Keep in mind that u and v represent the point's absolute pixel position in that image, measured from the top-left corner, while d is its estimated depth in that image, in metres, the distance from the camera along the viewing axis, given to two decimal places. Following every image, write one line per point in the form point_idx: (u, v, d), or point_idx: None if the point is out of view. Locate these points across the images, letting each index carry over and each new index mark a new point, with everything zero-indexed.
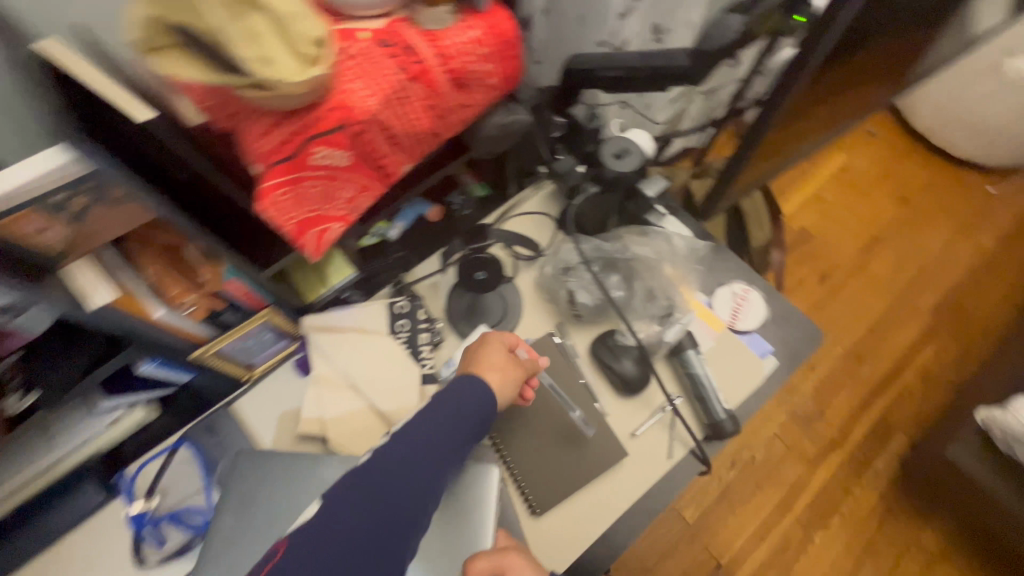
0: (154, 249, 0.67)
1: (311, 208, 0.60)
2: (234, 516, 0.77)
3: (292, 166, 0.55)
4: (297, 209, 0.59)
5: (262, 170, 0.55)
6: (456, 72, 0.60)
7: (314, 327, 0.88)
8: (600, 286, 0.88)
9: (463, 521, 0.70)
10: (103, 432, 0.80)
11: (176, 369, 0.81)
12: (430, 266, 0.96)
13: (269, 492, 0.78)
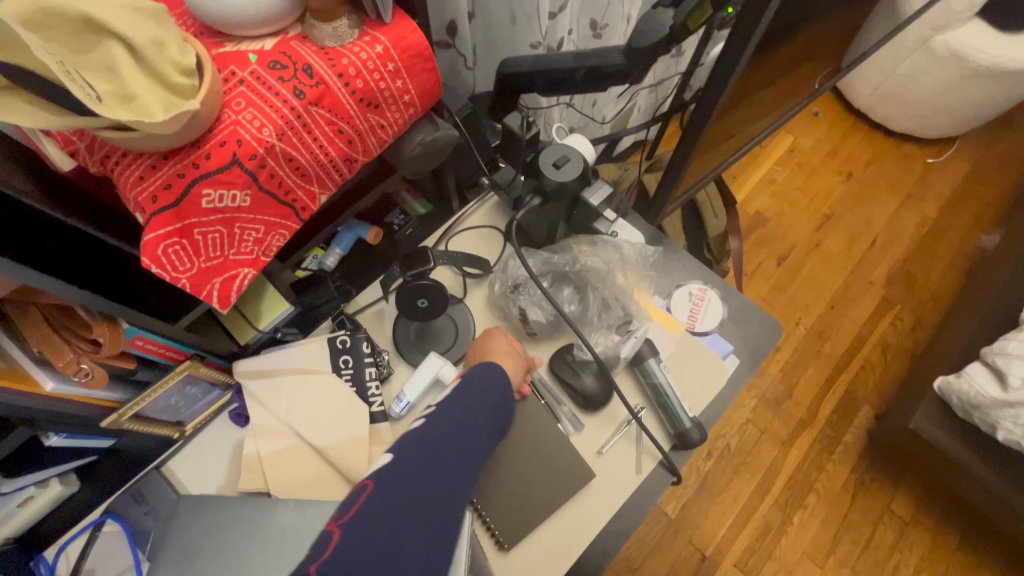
0: (38, 313, 0.59)
1: (211, 256, 0.53)
2: None
3: (180, 213, 0.49)
4: (194, 260, 0.52)
5: (143, 221, 0.49)
6: (362, 91, 0.55)
7: (248, 373, 0.80)
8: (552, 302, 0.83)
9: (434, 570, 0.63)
10: (14, 514, 0.71)
11: (93, 437, 0.72)
12: (372, 294, 0.90)
13: (206, 562, 0.69)
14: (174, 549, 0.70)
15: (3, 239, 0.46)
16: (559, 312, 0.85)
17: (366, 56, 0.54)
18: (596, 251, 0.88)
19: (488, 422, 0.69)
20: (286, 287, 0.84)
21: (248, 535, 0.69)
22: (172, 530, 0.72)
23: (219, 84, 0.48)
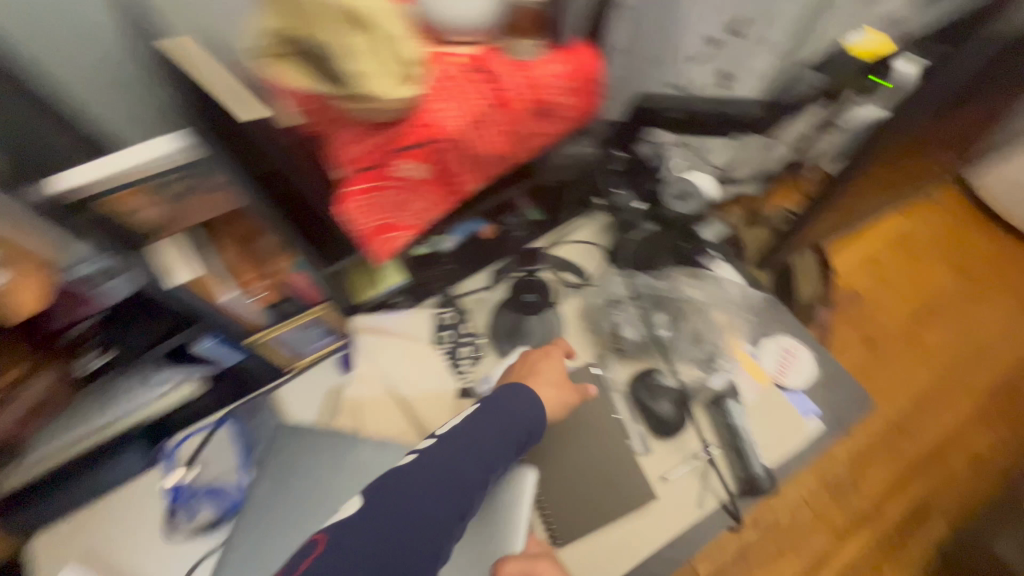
0: (231, 235, 0.70)
1: (386, 215, 0.63)
2: (268, 491, 0.79)
3: (376, 176, 0.59)
4: (375, 216, 0.62)
5: (348, 175, 0.59)
6: (539, 101, 0.62)
7: (362, 326, 0.92)
8: (645, 323, 0.90)
9: (494, 524, 0.72)
10: (151, 403, 0.78)
11: (230, 350, 0.79)
12: (477, 282, 0.97)
13: (302, 478, 0.79)
14: (271, 467, 0.81)
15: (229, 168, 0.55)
16: (652, 333, 0.90)
17: (549, 73, 0.61)
18: (701, 287, 0.94)
19: (495, 458, 0.65)
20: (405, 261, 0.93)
21: (338, 469, 0.79)
22: (276, 442, 0.83)
23: (428, 76, 0.56)
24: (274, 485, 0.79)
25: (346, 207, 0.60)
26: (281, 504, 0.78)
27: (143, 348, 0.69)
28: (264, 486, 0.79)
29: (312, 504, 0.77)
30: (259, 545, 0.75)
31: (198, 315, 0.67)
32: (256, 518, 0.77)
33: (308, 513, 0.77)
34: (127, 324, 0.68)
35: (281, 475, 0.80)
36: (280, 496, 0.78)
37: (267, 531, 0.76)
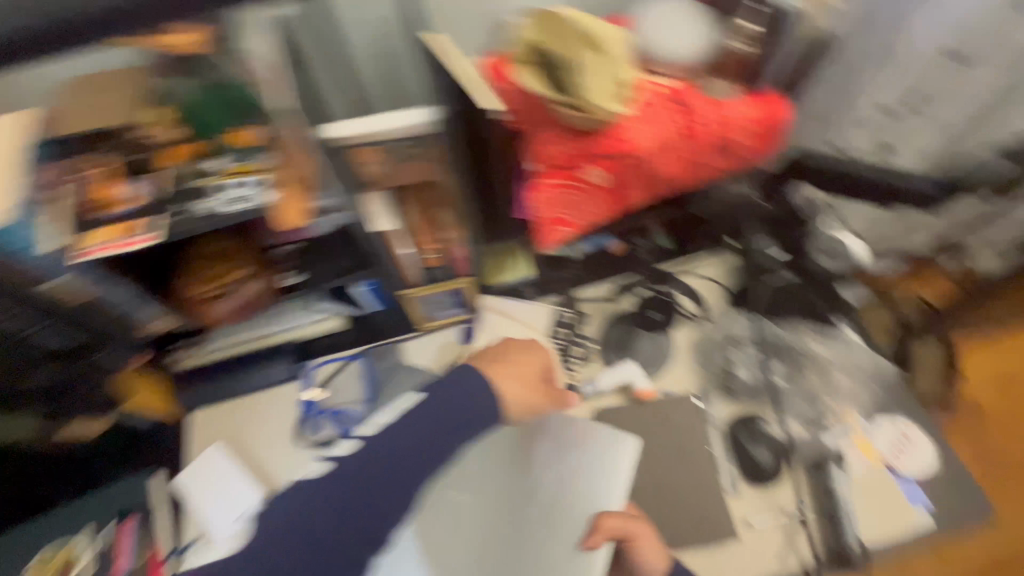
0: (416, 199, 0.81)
1: (563, 210, 0.69)
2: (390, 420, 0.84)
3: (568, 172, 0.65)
4: (557, 207, 0.68)
5: (544, 168, 0.66)
6: (724, 137, 0.67)
7: (490, 306, 1.00)
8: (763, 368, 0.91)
9: (596, 488, 0.82)
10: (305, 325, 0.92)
11: (375, 299, 0.91)
12: (599, 291, 1.01)
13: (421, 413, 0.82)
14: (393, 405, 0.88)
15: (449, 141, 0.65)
16: (767, 379, 0.91)
17: (739, 113, 0.66)
18: (830, 347, 0.94)
19: (444, 444, 0.68)
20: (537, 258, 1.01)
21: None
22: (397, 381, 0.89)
23: (633, 99, 0.63)
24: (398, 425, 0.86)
25: (537, 195, 0.67)
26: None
27: (323, 278, 0.78)
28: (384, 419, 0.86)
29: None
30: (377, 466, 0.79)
31: (375, 261, 0.78)
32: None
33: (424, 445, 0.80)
34: (319, 256, 0.79)
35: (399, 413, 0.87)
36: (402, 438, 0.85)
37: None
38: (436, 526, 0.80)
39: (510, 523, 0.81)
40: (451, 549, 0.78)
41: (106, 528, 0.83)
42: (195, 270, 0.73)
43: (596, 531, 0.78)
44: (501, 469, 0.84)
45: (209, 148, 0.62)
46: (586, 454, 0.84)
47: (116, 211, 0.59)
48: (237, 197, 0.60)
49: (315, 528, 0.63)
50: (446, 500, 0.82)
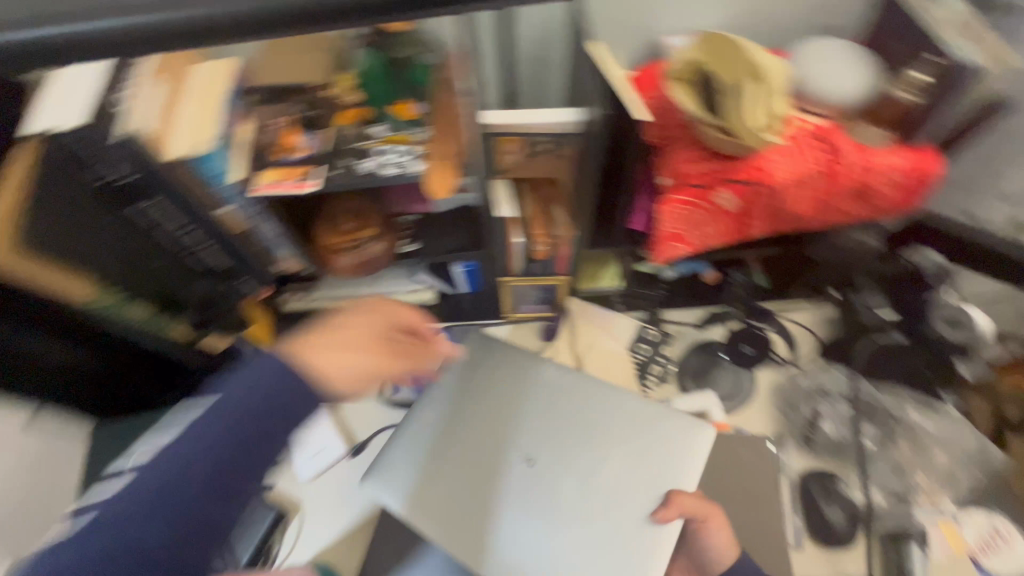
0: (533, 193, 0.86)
1: (684, 227, 0.70)
2: (462, 373, 0.87)
3: (700, 192, 0.66)
4: (682, 225, 0.69)
5: (676, 184, 0.67)
6: (865, 185, 0.66)
7: (576, 309, 1.01)
8: (853, 425, 0.87)
9: (664, 463, 0.75)
10: (404, 292, 1.03)
11: (470, 279, 1.02)
12: (687, 316, 1.02)
13: (494, 368, 0.87)
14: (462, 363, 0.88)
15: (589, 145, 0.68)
16: (856, 439, 0.87)
17: (888, 163, 0.65)
18: (931, 420, 0.88)
19: (261, 440, 0.53)
20: (630, 272, 1.03)
21: (524, 391, 0.84)
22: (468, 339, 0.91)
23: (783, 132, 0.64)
24: (470, 387, 0.86)
25: (664, 209, 0.68)
26: (471, 407, 0.83)
27: (438, 251, 0.85)
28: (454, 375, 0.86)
29: (496, 413, 0.82)
30: (451, 411, 0.84)
31: (488, 245, 0.83)
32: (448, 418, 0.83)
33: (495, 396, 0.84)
34: (435, 231, 0.86)
35: (469, 377, 0.87)
36: (469, 399, 0.84)
37: (456, 425, 0.82)
38: (501, 483, 0.77)
39: (580, 493, 0.75)
40: (516, 509, 0.76)
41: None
42: (331, 221, 0.79)
43: (669, 505, 0.72)
44: (571, 441, 0.79)
45: (375, 118, 0.70)
46: (659, 435, 0.78)
47: (292, 157, 0.67)
48: (395, 163, 0.67)
49: (106, 571, 0.46)
50: (470, 458, 0.79)
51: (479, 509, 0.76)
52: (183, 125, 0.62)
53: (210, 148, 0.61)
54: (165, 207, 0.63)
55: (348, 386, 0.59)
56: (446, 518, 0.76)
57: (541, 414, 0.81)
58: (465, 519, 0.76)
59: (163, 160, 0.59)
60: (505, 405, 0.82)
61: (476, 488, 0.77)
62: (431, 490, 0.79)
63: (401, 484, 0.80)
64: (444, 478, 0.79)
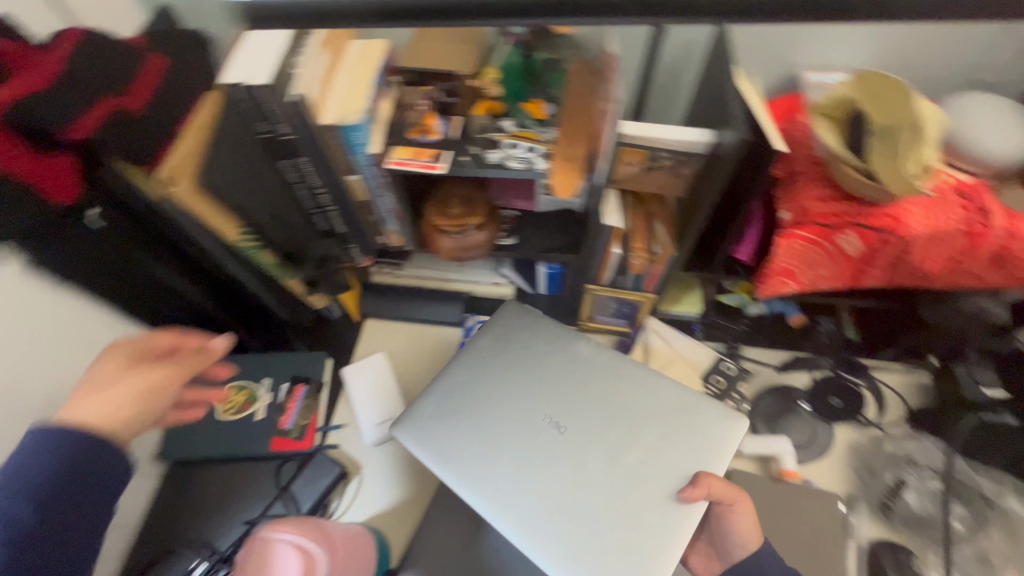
0: (640, 207, 0.84)
1: (798, 264, 0.67)
2: (493, 340, 0.89)
3: (825, 232, 0.64)
4: (795, 261, 0.67)
5: (800, 220, 0.65)
6: (1008, 252, 0.63)
7: (654, 328, 1.00)
8: (937, 499, 0.82)
9: (692, 448, 0.76)
10: (486, 285, 1.07)
11: (553, 282, 1.04)
12: (768, 356, 1.00)
13: (529, 338, 0.89)
14: (501, 334, 0.90)
15: (714, 170, 0.69)
16: (944, 517, 0.82)
17: None
18: None
19: (91, 455, 0.55)
20: (711, 302, 1.02)
21: (561, 365, 0.84)
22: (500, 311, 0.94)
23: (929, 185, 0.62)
24: (507, 355, 0.87)
25: (782, 243, 0.66)
26: (507, 373, 0.85)
27: (535, 249, 0.87)
28: (488, 342, 0.88)
29: (530, 381, 0.84)
30: (483, 371, 0.85)
31: (585, 250, 0.84)
32: (481, 380, 0.85)
33: (528, 366, 0.85)
34: (533, 230, 0.89)
35: (502, 344, 0.89)
36: (505, 366, 0.86)
37: (490, 387, 0.84)
38: (529, 444, 0.78)
39: (608, 464, 0.75)
40: (543, 471, 0.75)
41: (280, 385, 0.96)
42: (442, 204, 0.83)
43: (697, 485, 0.71)
44: (601, 416, 0.79)
45: (507, 113, 0.73)
46: (687, 419, 0.78)
47: (427, 138, 0.71)
48: (524, 158, 0.69)
49: None
50: (499, 421, 0.81)
51: (506, 467, 0.76)
52: (335, 94, 0.66)
53: (358, 120, 0.64)
54: (310, 168, 0.68)
55: (133, 422, 0.59)
56: (472, 471, 0.77)
57: (575, 387, 0.82)
58: (491, 475, 0.76)
59: (318, 124, 0.63)
60: (536, 373, 0.84)
61: (505, 448, 0.78)
62: (459, 444, 0.80)
63: (433, 436, 0.81)
64: (472, 434, 0.80)
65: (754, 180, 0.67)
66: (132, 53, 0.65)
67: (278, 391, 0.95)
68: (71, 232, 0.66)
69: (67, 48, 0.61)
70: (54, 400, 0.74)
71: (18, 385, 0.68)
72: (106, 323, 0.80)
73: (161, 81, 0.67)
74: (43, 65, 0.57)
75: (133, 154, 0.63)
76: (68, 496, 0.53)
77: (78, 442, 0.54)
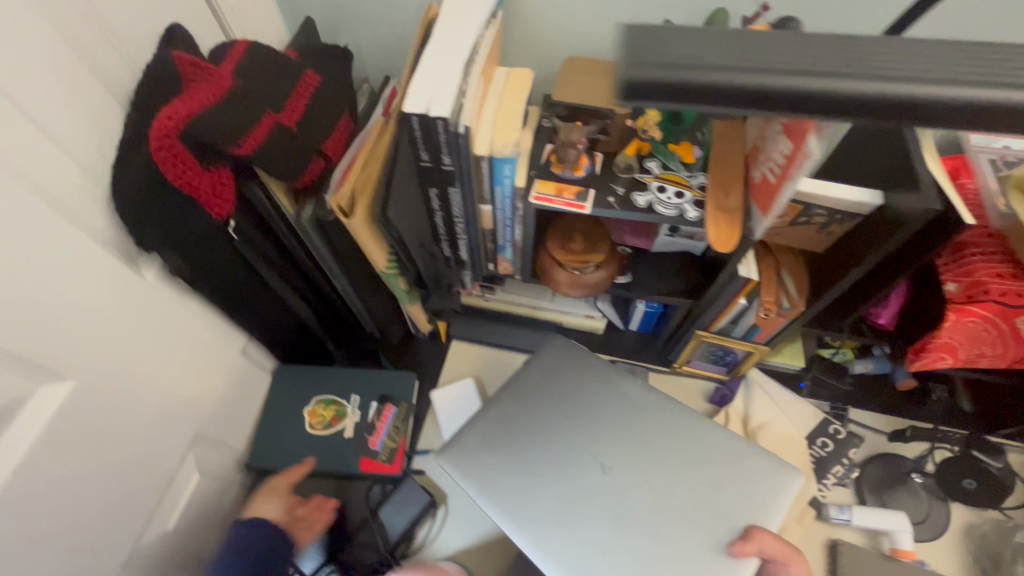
0: (771, 257, 0.78)
1: (965, 342, 0.64)
2: (540, 368, 0.76)
3: (1007, 312, 0.61)
4: (961, 339, 0.64)
5: (974, 296, 0.62)
6: None
7: (757, 380, 0.96)
8: None
9: (749, 500, 0.63)
10: (577, 315, 1.03)
11: (647, 319, 1.01)
12: (876, 421, 0.95)
13: (575, 363, 0.75)
14: (543, 359, 0.77)
15: (879, 235, 0.64)
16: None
17: None
18: None
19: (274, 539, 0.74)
20: (812, 358, 0.98)
21: (603, 392, 0.71)
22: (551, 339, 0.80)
23: None
24: (542, 376, 0.75)
25: (953, 320, 0.63)
26: (542, 397, 0.72)
27: (651, 292, 0.84)
28: (536, 375, 0.75)
29: (570, 413, 0.70)
30: (518, 391, 0.74)
31: (705, 298, 0.81)
32: (511, 401, 0.73)
33: (574, 395, 0.71)
34: (648, 272, 0.86)
35: (545, 364, 0.76)
36: (541, 389, 0.73)
37: (522, 412, 0.71)
38: (566, 483, 0.65)
39: (654, 514, 0.62)
40: (583, 515, 0.63)
41: (369, 404, 0.95)
42: (564, 236, 0.80)
43: (747, 538, 0.59)
44: (648, 456, 0.65)
45: (652, 153, 0.70)
46: (747, 467, 0.65)
47: (570, 173, 0.68)
48: (674, 205, 0.66)
49: None
50: (536, 450, 0.68)
51: (543, 507, 0.64)
52: (489, 120, 0.62)
53: (508, 154, 0.62)
54: (456, 199, 0.66)
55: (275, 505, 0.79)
56: (502, 509, 0.66)
57: (619, 417, 0.69)
58: (528, 514, 0.64)
59: (473, 153, 0.62)
60: (577, 402, 0.71)
61: (540, 479, 0.66)
62: (489, 475, 0.68)
63: (473, 462, 0.69)
64: (502, 463, 0.68)
65: (922, 249, 0.61)
66: (290, 67, 0.64)
67: (366, 412, 0.93)
68: (215, 247, 0.66)
69: (235, 61, 0.61)
70: (177, 403, 0.75)
71: (144, 391, 0.68)
72: (219, 329, 0.80)
73: (313, 97, 0.66)
74: (217, 78, 0.57)
75: (284, 171, 0.63)
76: (267, 558, 0.72)
77: (259, 524, 0.75)
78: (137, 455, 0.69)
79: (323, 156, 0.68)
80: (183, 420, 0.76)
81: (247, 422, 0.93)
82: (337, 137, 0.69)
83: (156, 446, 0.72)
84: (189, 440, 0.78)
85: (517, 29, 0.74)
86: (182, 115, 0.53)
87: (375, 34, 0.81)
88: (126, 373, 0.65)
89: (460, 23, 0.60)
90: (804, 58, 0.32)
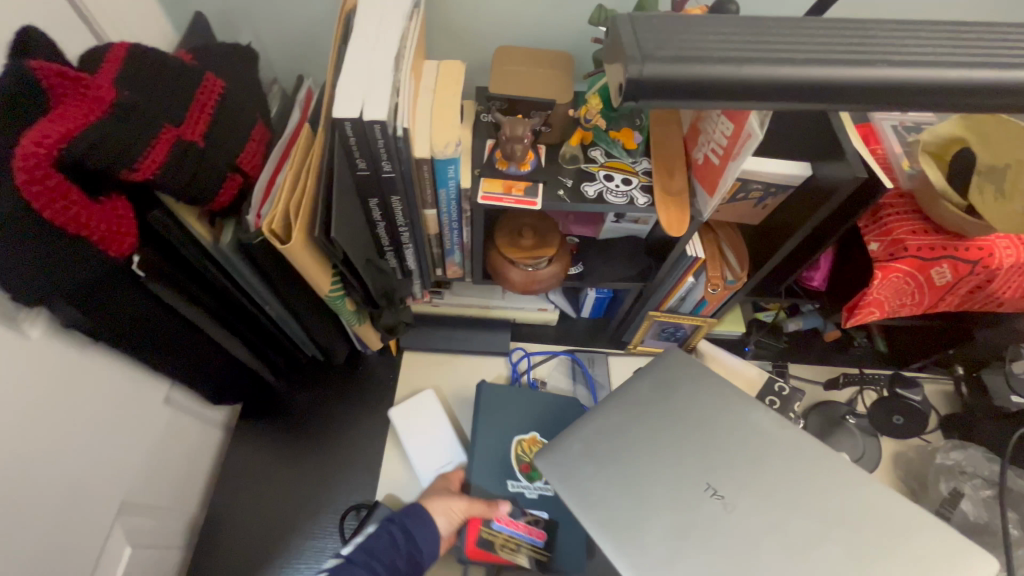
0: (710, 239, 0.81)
1: (890, 295, 0.71)
2: (652, 388, 0.64)
3: (922, 266, 0.68)
4: (886, 293, 0.71)
5: (896, 250, 0.68)
6: None
7: (703, 349, 1.01)
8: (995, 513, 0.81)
9: None
10: (531, 310, 1.00)
11: (600, 304, 1.01)
12: (810, 374, 1.03)
13: (700, 390, 0.63)
14: (655, 371, 0.66)
15: (811, 208, 0.67)
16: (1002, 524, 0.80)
17: None
18: None
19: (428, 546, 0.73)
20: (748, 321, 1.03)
21: (685, 396, 0.62)
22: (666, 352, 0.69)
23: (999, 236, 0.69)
24: (657, 388, 0.64)
25: (884, 276, 0.69)
26: (658, 412, 0.62)
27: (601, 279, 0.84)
28: (648, 391, 0.64)
29: (688, 442, 0.59)
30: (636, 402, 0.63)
31: (652, 279, 0.82)
32: (621, 410, 0.63)
33: (685, 424, 0.60)
34: (597, 262, 0.86)
35: (664, 386, 0.64)
36: (656, 404, 0.63)
37: (635, 425, 0.61)
38: (682, 514, 0.55)
39: (787, 560, 0.52)
40: (699, 554, 0.53)
41: (540, 509, 0.81)
42: (513, 235, 0.77)
43: None
44: (778, 490, 0.55)
45: (595, 141, 0.70)
46: (879, 520, 0.53)
47: (516, 169, 0.65)
48: (623, 192, 0.66)
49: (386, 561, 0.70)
50: (647, 468, 0.58)
51: (655, 535, 0.54)
52: (424, 119, 0.57)
53: (449, 156, 0.57)
54: (398, 207, 0.62)
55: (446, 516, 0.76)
56: (603, 533, 0.56)
57: (678, 436, 0.59)
58: (636, 539, 0.55)
59: (414, 157, 0.57)
60: (700, 428, 0.60)
61: (661, 506, 0.56)
62: (593, 490, 0.58)
63: (582, 477, 0.59)
64: (611, 482, 0.58)
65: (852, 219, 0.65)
66: (187, 70, 0.55)
67: (537, 512, 0.80)
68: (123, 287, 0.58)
69: (118, 68, 0.51)
70: (90, 469, 0.64)
71: (51, 466, 0.57)
72: (138, 377, 0.71)
73: (218, 105, 0.57)
74: (94, 90, 0.48)
75: (195, 193, 0.56)
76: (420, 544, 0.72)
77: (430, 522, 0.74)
78: (51, 543, 0.59)
79: (240, 172, 0.61)
80: (100, 488, 0.66)
81: (182, 470, 0.84)
82: (254, 148, 0.62)
83: (72, 525, 0.62)
84: (114, 511, 0.69)
85: (441, 16, 0.69)
86: (57, 137, 0.44)
87: (279, 30, 0.73)
88: (29, 449, 0.54)
89: (382, 14, 0.54)
90: (846, 37, 0.34)
